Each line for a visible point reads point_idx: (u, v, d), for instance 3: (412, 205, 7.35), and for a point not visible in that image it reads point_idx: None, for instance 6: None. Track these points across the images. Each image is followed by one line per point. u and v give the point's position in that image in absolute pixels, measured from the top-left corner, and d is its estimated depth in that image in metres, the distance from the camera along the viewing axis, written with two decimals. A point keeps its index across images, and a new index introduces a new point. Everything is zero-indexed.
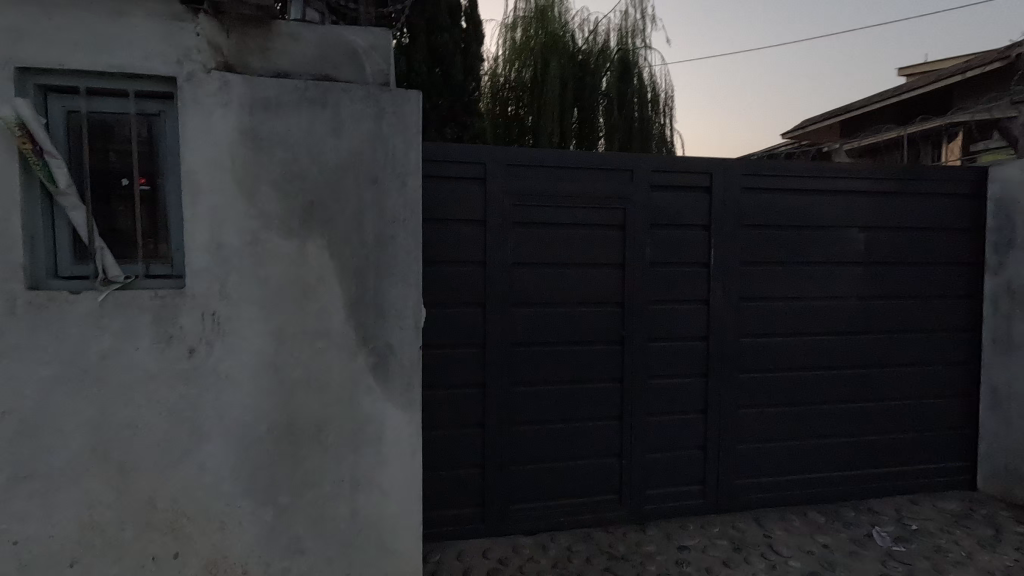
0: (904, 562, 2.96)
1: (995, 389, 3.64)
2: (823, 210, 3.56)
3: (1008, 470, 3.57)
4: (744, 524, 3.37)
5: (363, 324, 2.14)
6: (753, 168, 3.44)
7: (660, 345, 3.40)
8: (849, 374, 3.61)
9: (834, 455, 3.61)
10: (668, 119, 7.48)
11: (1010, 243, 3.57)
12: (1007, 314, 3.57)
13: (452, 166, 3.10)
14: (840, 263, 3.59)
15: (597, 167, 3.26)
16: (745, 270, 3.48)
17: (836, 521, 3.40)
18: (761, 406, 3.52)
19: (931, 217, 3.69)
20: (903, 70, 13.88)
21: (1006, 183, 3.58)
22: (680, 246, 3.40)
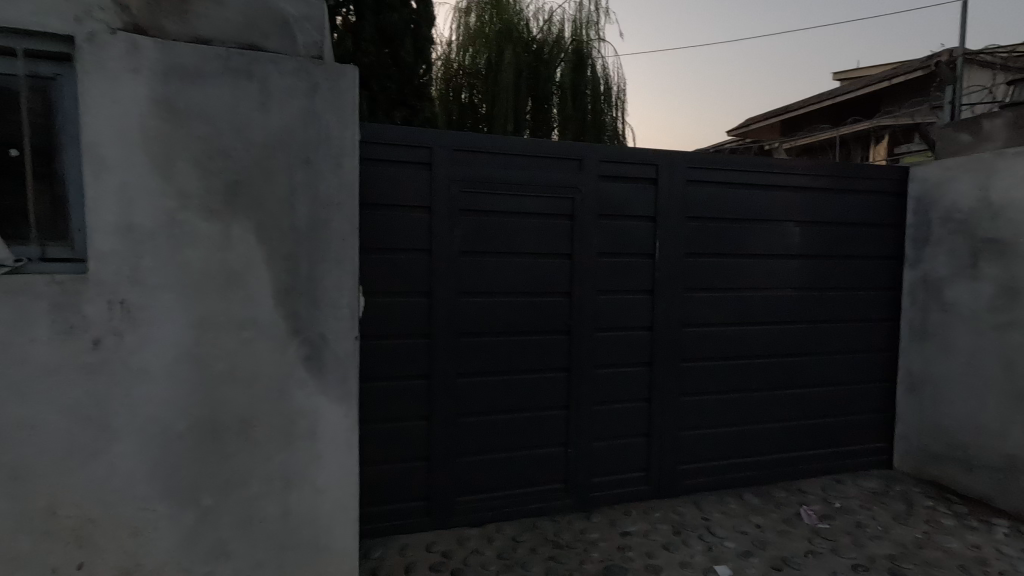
0: (828, 538, 3.14)
1: (912, 374, 3.91)
2: (763, 204, 3.68)
3: (921, 449, 3.85)
4: (684, 508, 3.47)
5: (294, 313, 2.01)
6: (697, 161, 3.52)
7: (607, 334, 3.43)
8: (783, 362, 3.78)
9: (769, 440, 3.78)
10: (621, 112, 7.57)
11: (927, 239, 3.82)
12: (924, 306, 3.83)
13: (397, 150, 2.99)
14: (777, 255, 3.73)
15: (546, 155, 3.23)
16: (689, 262, 3.55)
17: (769, 502, 3.56)
18: (702, 393, 3.63)
19: (859, 213, 3.89)
20: (838, 75, 14.70)
21: (925, 182, 3.83)
22: (628, 237, 3.42)
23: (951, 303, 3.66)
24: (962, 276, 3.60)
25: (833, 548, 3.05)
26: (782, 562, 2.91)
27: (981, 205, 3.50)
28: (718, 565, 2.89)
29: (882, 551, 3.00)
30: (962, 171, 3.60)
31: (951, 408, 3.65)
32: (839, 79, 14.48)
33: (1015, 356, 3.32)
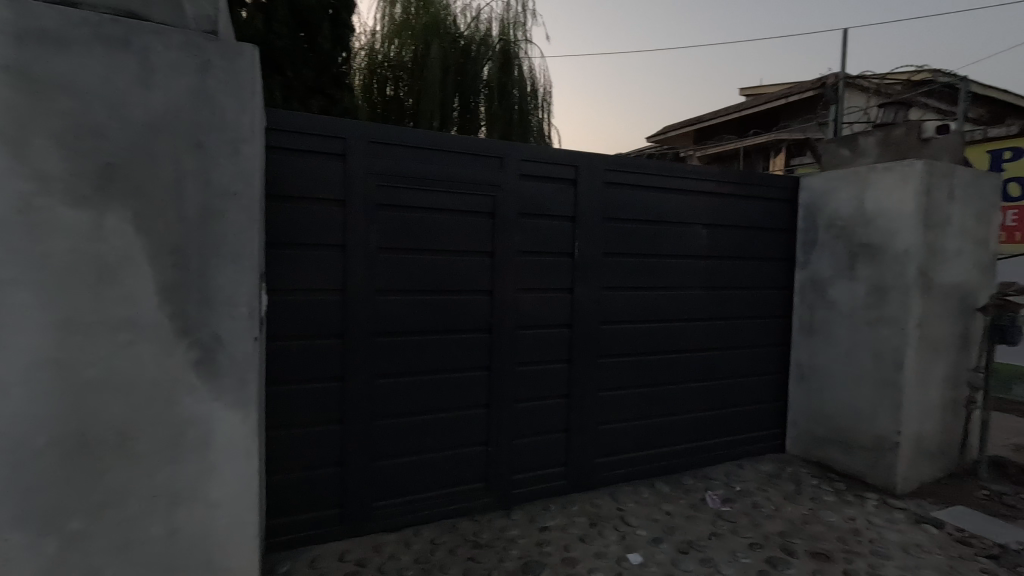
0: (729, 520, 3.37)
1: (801, 366, 4.30)
2: (674, 207, 3.87)
3: (808, 433, 4.24)
4: (600, 500, 3.59)
5: (182, 312, 1.83)
6: (614, 164, 3.64)
7: (528, 332, 3.45)
8: (691, 356, 4.02)
9: (679, 430, 4.00)
10: (546, 113, 7.68)
11: (814, 243, 4.21)
12: (811, 304, 4.22)
13: (307, 139, 2.82)
14: (686, 256, 3.95)
15: (467, 151, 3.20)
16: (607, 261, 3.66)
17: (678, 489, 3.77)
18: (618, 388, 3.76)
19: (758, 218, 4.22)
20: (745, 91, 15.89)
21: (814, 191, 4.21)
22: (548, 236, 3.47)
23: (833, 301, 4.06)
24: (842, 277, 4.00)
25: (733, 528, 3.27)
26: (688, 546, 3.08)
27: (857, 213, 3.91)
28: (631, 553, 3.00)
29: (775, 529, 3.27)
30: (843, 183, 4.00)
31: (832, 395, 4.05)
32: (745, 94, 15.67)
33: (883, 348, 3.73)
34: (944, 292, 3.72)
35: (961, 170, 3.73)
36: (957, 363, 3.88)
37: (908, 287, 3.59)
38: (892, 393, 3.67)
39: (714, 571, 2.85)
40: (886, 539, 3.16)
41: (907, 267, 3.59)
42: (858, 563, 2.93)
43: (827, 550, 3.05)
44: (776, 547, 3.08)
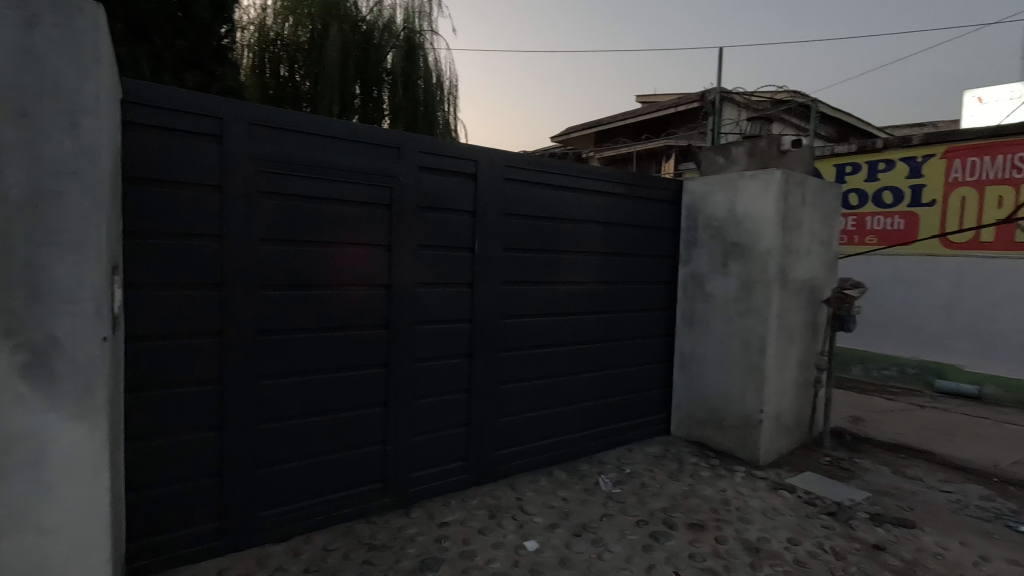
0: (619, 501, 3.59)
1: (684, 354, 4.69)
2: (571, 205, 4.03)
3: (689, 416, 4.65)
4: (500, 491, 3.65)
5: (6, 309, 1.56)
6: (513, 160, 3.70)
7: (427, 328, 3.40)
8: (587, 348, 4.22)
9: (575, 419, 4.18)
10: (453, 106, 7.62)
11: (694, 242, 4.61)
12: (691, 297, 4.63)
13: (175, 116, 2.52)
14: (582, 252, 4.13)
15: (362, 140, 3.07)
16: (507, 256, 3.72)
17: (574, 475, 3.94)
18: (517, 381, 3.84)
19: (646, 218, 4.53)
20: (640, 99, 16.92)
21: (694, 194, 4.61)
22: (448, 230, 3.44)
23: (709, 295, 4.47)
24: (717, 273, 4.42)
25: (622, 508, 3.49)
26: (581, 528, 3.23)
27: (730, 215, 4.33)
28: (528, 540, 3.08)
29: (659, 505, 3.54)
30: (718, 187, 4.42)
31: (708, 380, 4.47)
32: (641, 101, 16.68)
33: (749, 337, 4.17)
34: (798, 286, 4.24)
35: (811, 180, 4.27)
36: (807, 348, 4.45)
37: (769, 282, 4.04)
38: (757, 376, 4.11)
39: (604, 549, 3.02)
40: (750, 506, 3.55)
41: (769, 264, 4.04)
42: (728, 530, 3.27)
43: (702, 521, 3.36)
44: (659, 522, 3.33)
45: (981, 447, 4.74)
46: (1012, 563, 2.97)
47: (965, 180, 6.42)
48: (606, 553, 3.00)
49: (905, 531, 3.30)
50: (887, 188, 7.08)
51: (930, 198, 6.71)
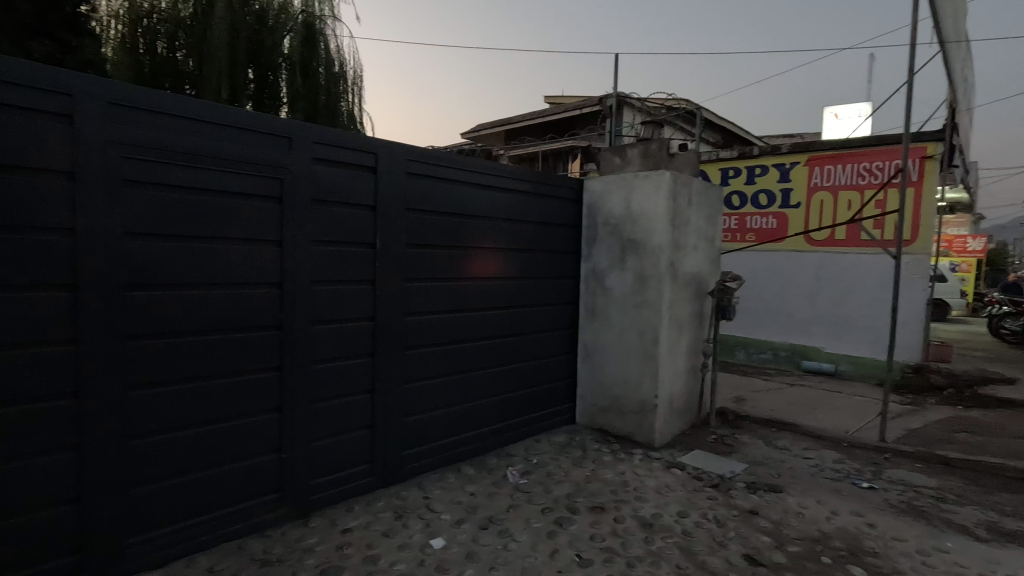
0: (525, 491, 3.67)
1: (586, 346, 4.92)
2: (475, 201, 4.05)
3: (592, 404, 4.88)
4: (407, 492, 3.58)
5: None
6: (415, 154, 3.64)
7: (325, 327, 3.24)
8: (493, 343, 4.27)
9: (483, 414, 4.23)
10: (357, 97, 7.35)
11: (594, 239, 4.84)
12: (593, 292, 4.86)
13: (8, 90, 2.17)
14: (488, 249, 4.18)
15: (249, 129, 2.86)
16: (410, 252, 3.65)
17: (482, 470, 3.98)
18: (423, 379, 3.79)
19: (550, 215, 4.68)
20: (548, 99, 17.34)
21: (594, 192, 4.83)
22: (346, 225, 3.30)
23: (609, 289, 4.71)
24: (615, 268, 4.67)
25: (528, 498, 3.58)
26: (488, 521, 3.26)
27: (626, 213, 4.59)
28: (434, 538, 3.05)
29: (563, 492, 3.67)
30: (614, 188, 4.67)
31: (609, 370, 4.72)
32: (549, 102, 17.13)
33: (644, 327, 4.45)
34: (686, 279, 4.60)
35: (696, 181, 4.64)
36: (695, 336, 4.85)
37: (661, 276, 4.34)
38: (651, 364, 4.40)
39: (509, 540, 3.08)
40: (645, 486, 3.81)
41: (660, 259, 4.33)
42: (625, 509, 3.47)
43: (603, 503, 3.54)
44: (563, 508, 3.46)
45: (835, 417, 5.46)
46: (856, 515, 3.46)
47: (823, 186, 7.35)
48: (512, 543, 3.05)
49: (774, 495, 3.71)
50: (762, 191, 7.89)
51: (796, 200, 7.58)
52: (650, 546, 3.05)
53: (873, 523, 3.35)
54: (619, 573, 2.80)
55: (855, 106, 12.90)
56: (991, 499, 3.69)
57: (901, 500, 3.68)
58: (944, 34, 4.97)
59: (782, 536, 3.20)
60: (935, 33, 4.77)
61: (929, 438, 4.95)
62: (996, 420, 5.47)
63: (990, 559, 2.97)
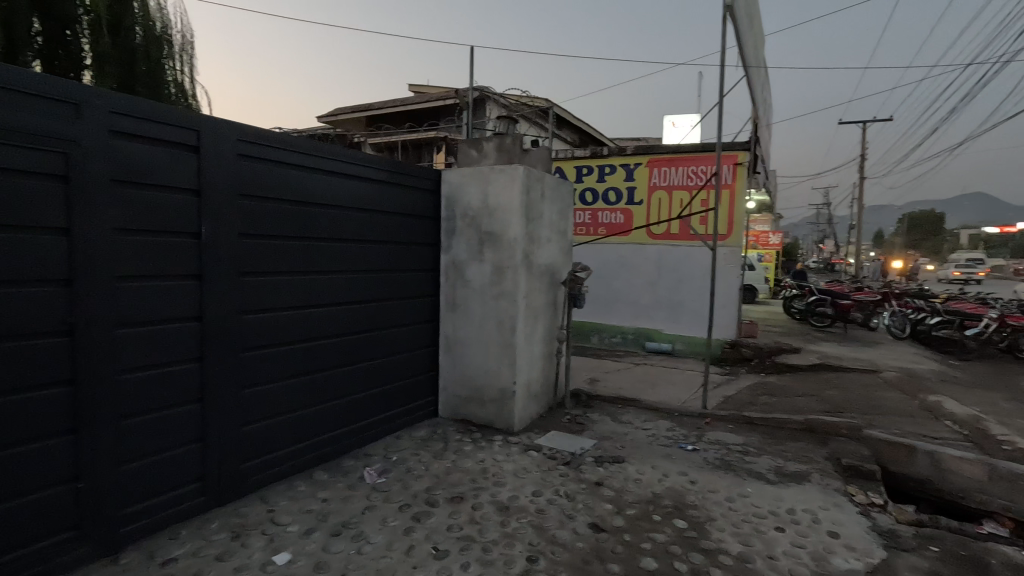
0: (383, 491, 3.56)
1: (448, 338, 4.93)
2: (322, 190, 3.78)
3: (454, 395, 4.91)
4: (248, 508, 3.25)
5: None
6: (248, 134, 3.27)
7: (136, 330, 2.78)
8: (348, 340, 4.07)
9: (338, 415, 4.00)
10: (184, 66, 6.47)
11: (453, 230, 4.85)
12: (453, 284, 4.87)
13: None
14: (338, 240, 3.94)
15: (17, 89, 2.31)
16: (245, 244, 3.29)
17: (336, 473, 3.77)
18: (265, 383, 3.46)
19: (407, 206, 4.57)
20: (413, 86, 16.84)
21: (452, 184, 4.83)
22: (160, 212, 2.86)
23: (468, 281, 4.76)
24: (474, 260, 4.72)
25: (385, 497, 3.48)
26: (340, 527, 3.10)
27: (482, 206, 4.65)
28: (277, 554, 2.81)
29: (422, 487, 3.63)
30: (471, 180, 4.71)
31: (470, 360, 4.77)
32: (413, 90, 16.70)
33: (502, 317, 4.56)
34: (540, 271, 4.81)
35: (548, 177, 4.86)
36: (550, 324, 5.12)
37: (517, 267, 4.48)
38: (509, 353, 4.53)
39: (363, 543, 2.96)
40: (503, 470, 3.93)
41: (516, 251, 4.47)
42: (483, 496, 3.54)
43: (461, 492, 3.58)
44: (421, 503, 3.42)
45: (669, 391, 6.18)
46: (682, 475, 3.95)
47: (661, 185, 8.23)
48: (366, 545, 2.94)
49: (618, 466, 4.09)
50: (612, 188, 8.59)
51: (639, 198, 8.39)
52: (505, 529, 3.16)
53: (694, 480, 3.86)
54: (474, 559, 2.85)
55: (688, 116, 14.66)
56: (781, 448, 4.49)
57: (716, 457, 4.30)
58: (748, 60, 5.84)
59: (622, 502, 3.53)
60: (740, 58, 5.59)
61: (739, 402, 5.86)
62: (787, 383, 6.66)
63: (776, 498, 3.61)
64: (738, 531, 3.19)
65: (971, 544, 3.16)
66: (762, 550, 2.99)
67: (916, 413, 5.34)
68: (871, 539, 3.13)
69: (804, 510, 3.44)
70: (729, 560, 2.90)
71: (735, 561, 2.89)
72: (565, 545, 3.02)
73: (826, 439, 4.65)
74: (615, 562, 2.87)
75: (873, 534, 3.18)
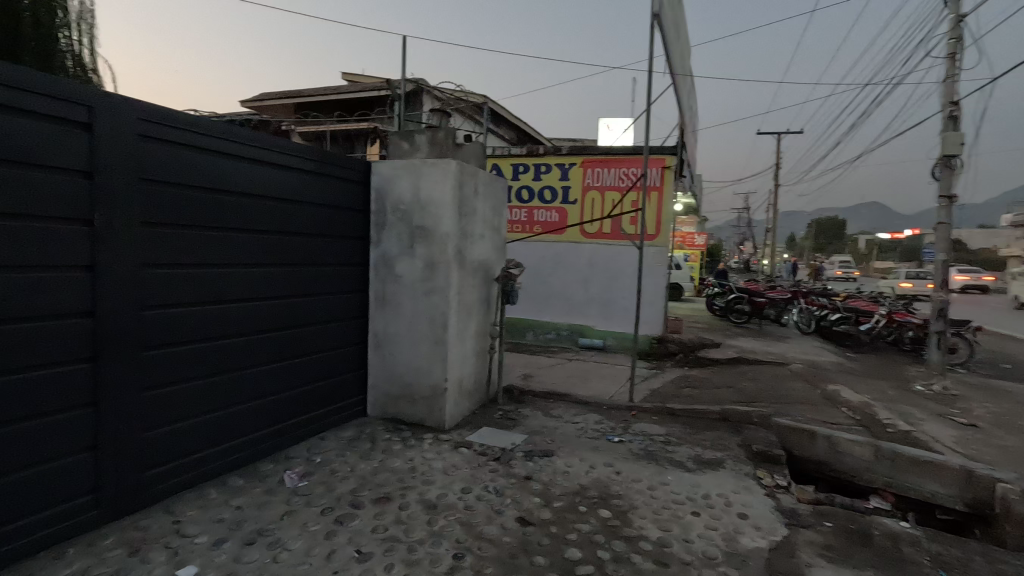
0: (304, 494, 3.40)
1: (377, 335, 4.79)
2: (238, 177, 3.55)
3: (383, 394, 4.79)
4: (149, 520, 2.99)
5: None
6: (152, 114, 3.01)
7: (12, 327, 2.47)
8: (267, 337, 3.85)
9: (255, 417, 3.78)
10: (84, 37, 5.85)
11: (383, 224, 4.72)
12: (383, 279, 4.74)
13: None
14: (256, 232, 3.71)
15: None
16: (148, 233, 3.01)
17: (253, 479, 3.55)
18: (171, 384, 3.20)
19: (334, 198, 4.40)
20: (346, 75, 16.20)
21: (382, 176, 4.69)
22: (43, 195, 2.56)
23: (398, 276, 4.65)
24: (404, 255, 4.62)
25: (306, 501, 3.32)
26: (255, 535, 2.93)
27: (413, 199, 4.55)
28: (182, 568, 2.60)
29: (347, 488, 3.51)
30: (403, 172, 4.60)
31: (400, 358, 4.67)
32: (346, 78, 16.08)
33: (433, 314, 4.49)
34: (473, 266, 4.78)
35: (481, 173, 4.85)
36: (483, 320, 5.11)
37: (449, 263, 4.42)
38: (440, 349, 4.48)
39: (280, 550, 2.81)
40: (433, 468, 3.88)
41: (448, 246, 4.41)
42: (411, 495, 3.47)
43: (388, 492, 3.49)
44: (345, 506, 3.30)
45: (599, 385, 6.37)
46: (608, 466, 4.08)
47: (594, 186, 8.45)
48: (283, 553, 2.79)
49: (547, 459, 4.15)
50: (547, 187, 8.71)
51: (574, 198, 8.56)
52: (432, 527, 3.11)
53: (619, 471, 4.00)
54: (399, 559, 2.79)
55: (622, 120, 15.18)
56: (700, 437, 4.75)
57: (640, 448, 4.48)
58: (674, 67, 6.11)
59: (549, 494, 3.59)
60: (667, 64, 5.83)
61: (664, 395, 6.14)
62: (707, 376, 7.06)
63: (693, 484, 3.81)
64: (658, 517, 3.33)
65: (859, 518, 3.48)
66: (679, 534, 3.15)
67: (818, 402, 5.84)
68: (775, 518, 3.38)
69: (718, 494, 3.66)
70: (648, 545, 3.02)
71: (653, 546, 3.01)
72: (492, 540, 3.02)
73: (740, 427, 4.97)
74: (540, 554, 2.91)
75: (778, 514, 3.43)
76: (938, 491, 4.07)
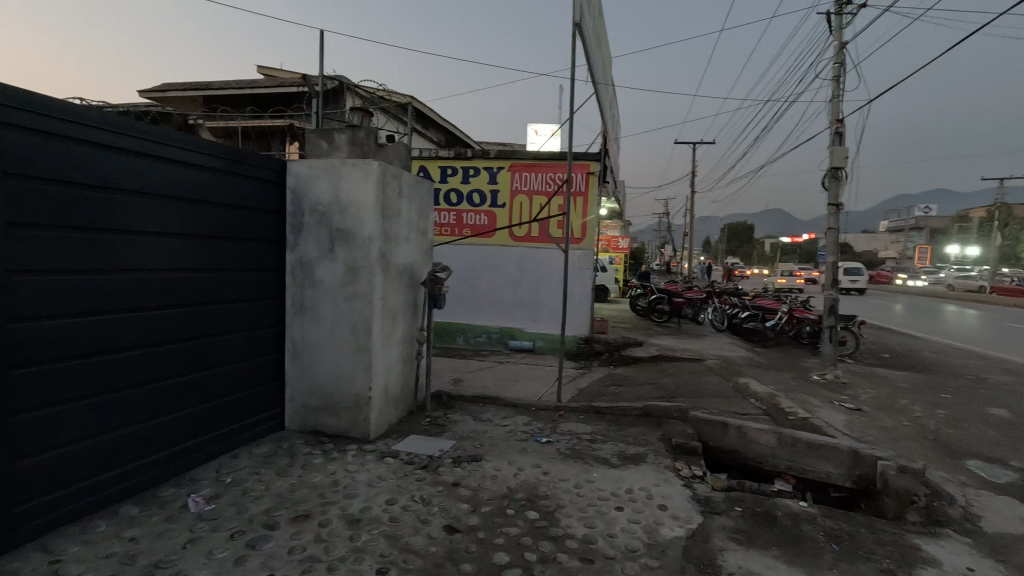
0: (211, 519, 3.14)
1: (295, 343, 4.54)
2: (132, 173, 3.23)
3: (302, 405, 4.54)
4: (19, 562, 2.61)
5: None
6: (23, 101, 2.67)
7: None
8: (167, 349, 3.54)
9: (153, 437, 3.44)
10: None
11: (300, 226, 4.48)
12: (301, 284, 4.50)
13: None
14: (153, 234, 3.39)
15: None
16: (16, 235, 2.66)
17: (150, 506, 3.22)
18: (47, 405, 2.84)
19: (245, 198, 4.12)
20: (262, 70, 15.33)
21: (299, 176, 4.46)
22: None
23: (318, 281, 4.43)
24: (324, 259, 4.41)
25: (213, 526, 3.06)
26: (151, 569, 2.65)
27: (333, 201, 4.36)
28: None
29: (261, 508, 3.27)
30: (321, 172, 4.39)
31: (321, 367, 4.45)
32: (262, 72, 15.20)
33: (356, 319, 4.32)
34: (398, 270, 4.66)
35: (405, 174, 4.74)
36: (409, 325, 4.99)
37: (372, 267, 4.27)
38: (363, 356, 4.31)
39: None
40: (356, 481, 3.72)
41: (370, 250, 4.27)
42: (332, 511, 3.31)
43: (306, 510, 3.30)
44: (257, 528, 3.07)
45: (529, 387, 6.43)
46: (536, 467, 4.11)
47: (522, 190, 8.55)
48: None
49: (475, 465, 4.12)
50: (475, 190, 8.69)
51: (502, 201, 8.61)
52: (354, 543, 2.98)
53: (547, 471, 4.04)
54: None
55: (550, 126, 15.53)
56: (623, 434, 4.92)
57: (567, 447, 4.56)
58: (596, 76, 6.33)
59: (477, 500, 3.55)
60: (589, 73, 6.02)
61: (591, 394, 6.31)
62: (631, 374, 7.35)
63: (617, 480, 3.93)
64: (584, 515, 3.40)
65: (764, 500, 3.76)
66: (604, 530, 3.23)
67: (730, 394, 6.25)
68: (691, 507, 3.56)
69: (640, 488, 3.79)
70: (574, 543, 3.07)
71: (579, 544, 3.07)
72: (418, 552, 2.94)
73: (660, 421, 5.21)
74: (468, 561, 2.87)
75: (694, 503, 3.62)
76: (832, 471, 4.48)
